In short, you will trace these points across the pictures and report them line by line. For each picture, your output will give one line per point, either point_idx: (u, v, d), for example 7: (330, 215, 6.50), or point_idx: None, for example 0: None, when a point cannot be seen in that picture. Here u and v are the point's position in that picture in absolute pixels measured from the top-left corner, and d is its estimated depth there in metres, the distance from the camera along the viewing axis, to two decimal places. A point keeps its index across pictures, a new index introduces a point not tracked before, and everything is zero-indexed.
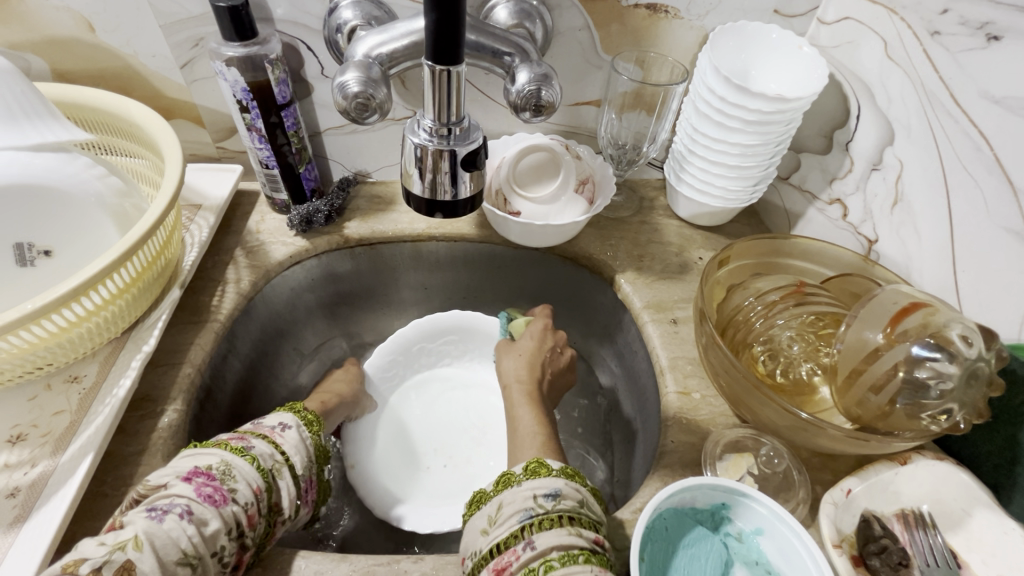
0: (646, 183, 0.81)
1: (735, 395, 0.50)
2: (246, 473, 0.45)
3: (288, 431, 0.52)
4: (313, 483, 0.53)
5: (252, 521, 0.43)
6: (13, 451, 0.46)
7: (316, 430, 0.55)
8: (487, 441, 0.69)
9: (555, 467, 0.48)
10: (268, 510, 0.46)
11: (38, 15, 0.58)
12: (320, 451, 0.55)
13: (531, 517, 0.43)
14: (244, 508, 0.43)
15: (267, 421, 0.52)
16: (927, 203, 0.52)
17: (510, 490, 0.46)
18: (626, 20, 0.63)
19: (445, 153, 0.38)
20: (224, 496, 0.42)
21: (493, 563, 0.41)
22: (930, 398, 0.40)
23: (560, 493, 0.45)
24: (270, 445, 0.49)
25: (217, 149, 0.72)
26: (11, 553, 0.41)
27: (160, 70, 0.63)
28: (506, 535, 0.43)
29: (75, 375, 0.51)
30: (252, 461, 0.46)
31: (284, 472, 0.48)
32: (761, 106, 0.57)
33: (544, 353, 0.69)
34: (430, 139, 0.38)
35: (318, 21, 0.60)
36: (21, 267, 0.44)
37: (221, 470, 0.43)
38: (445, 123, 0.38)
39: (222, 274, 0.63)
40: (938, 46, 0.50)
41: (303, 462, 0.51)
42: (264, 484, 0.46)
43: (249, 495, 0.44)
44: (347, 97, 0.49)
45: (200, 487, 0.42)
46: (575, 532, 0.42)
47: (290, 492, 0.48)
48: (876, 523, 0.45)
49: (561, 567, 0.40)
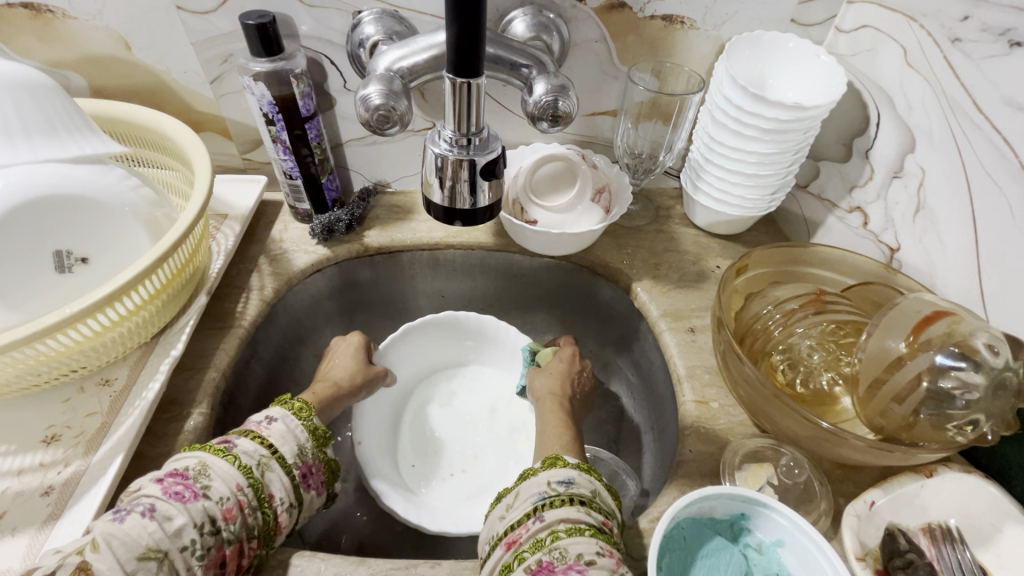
0: (662, 192, 0.81)
1: (754, 405, 0.50)
2: (223, 470, 0.43)
3: (274, 423, 0.50)
4: (317, 467, 0.50)
5: (229, 515, 0.42)
6: (48, 451, 0.48)
7: (307, 416, 0.52)
8: (497, 449, 0.69)
9: (571, 461, 0.50)
10: (257, 502, 0.44)
11: (78, 34, 0.61)
12: (319, 433, 0.52)
13: (543, 498, 0.45)
14: (218, 503, 0.42)
15: (254, 415, 0.51)
16: (951, 210, 0.51)
17: (527, 480, 0.48)
18: (643, 31, 0.64)
19: (465, 162, 0.39)
20: (194, 492, 0.41)
21: (506, 538, 0.44)
22: (956, 409, 0.39)
23: (573, 480, 0.47)
24: (256, 441, 0.47)
25: (243, 160, 0.74)
26: (45, 549, 0.42)
27: (191, 85, 0.66)
28: (518, 515, 0.45)
29: (107, 378, 0.53)
30: (233, 460, 0.44)
31: (272, 466, 0.46)
32: (779, 114, 0.57)
33: (572, 376, 0.68)
34: (450, 149, 0.39)
35: (341, 36, 0.62)
36: (60, 274, 0.45)
37: (195, 469, 0.43)
38: (465, 133, 0.39)
39: (247, 281, 0.65)
40: (959, 53, 0.50)
41: (294, 451, 0.49)
42: (247, 480, 0.44)
43: (227, 490, 0.43)
44: (370, 109, 0.50)
45: (170, 486, 0.41)
46: (583, 511, 0.44)
47: (283, 483, 0.47)
48: (901, 537, 0.44)
49: (567, 537, 0.42)
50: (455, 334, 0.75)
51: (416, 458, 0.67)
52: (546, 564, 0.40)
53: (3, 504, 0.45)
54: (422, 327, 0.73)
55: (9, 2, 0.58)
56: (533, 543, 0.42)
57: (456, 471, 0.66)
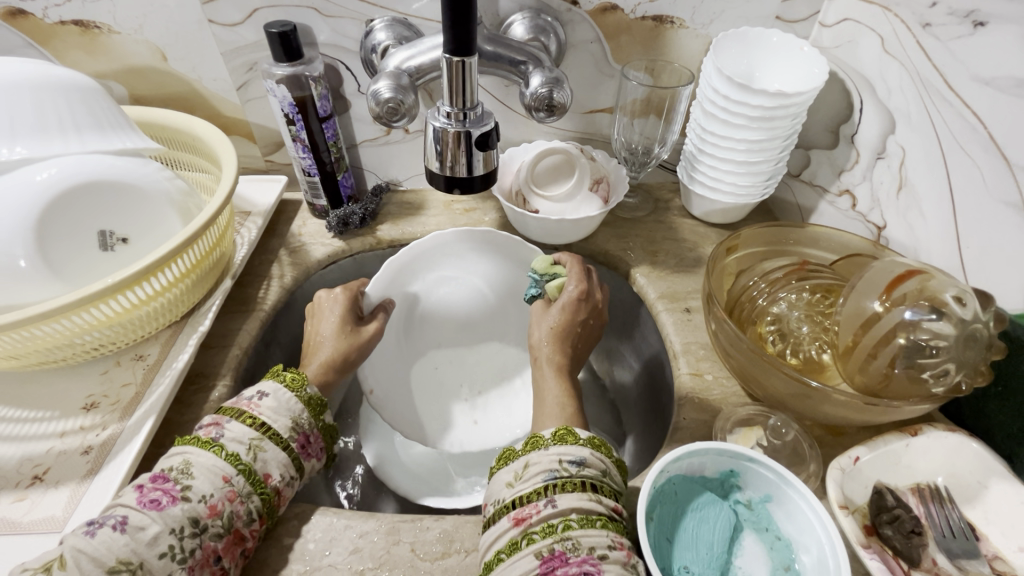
0: (661, 186, 0.84)
1: (745, 371, 0.52)
2: (208, 465, 0.43)
3: (266, 398, 0.48)
4: (316, 435, 0.51)
5: (215, 512, 0.41)
6: (88, 416, 0.52)
7: (301, 386, 0.51)
8: (498, 364, 0.76)
9: (582, 435, 0.47)
10: (253, 485, 0.44)
11: (121, 48, 0.67)
12: (314, 402, 0.51)
13: (555, 478, 0.43)
14: (201, 502, 0.41)
15: (247, 391, 0.50)
16: (930, 185, 0.53)
17: (537, 452, 0.46)
18: (635, 31, 0.68)
19: (461, 134, 0.43)
20: (172, 496, 0.40)
21: (515, 513, 0.42)
22: (928, 359, 0.41)
23: (585, 460, 0.45)
24: (246, 423, 0.46)
25: (265, 162, 0.80)
26: (85, 498, 0.46)
27: (220, 92, 0.72)
28: (529, 491, 0.43)
29: (140, 354, 0.58)
30: (219, 451, 0.44)
31: (265, 446, 0.46)
32: (763, 102, 0.60)
33: (577, 325, 0.60)
34: (449, 123, 0.43)
35: (356, 43, 0.67)
36: (104, 252, 0.50)
37: (176, 470, 0.42)
38: (460, 108, 0.43)
39: (268, 270, 0.70)
40: (930, 37, 0.53)
41: (288, 425, 0.48)
42: (236, 469, 0.43)
43: (212, 486, 0.42)
44: (380, 102, 0.55)
45: (146, 494, 0.40)
46: (595, 498, 0.42)
47: (279, 461, 0.46)
48: (889, 495, 0.45)
49: (580, 528, 0.40)
50: (453, 249, 0.73)
51: (425, 375, 0.73)
52: (559, 554, 0.39)
53: (47, 460, 0.49)
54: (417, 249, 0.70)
55: (61, 19, 0.64)
56: (544, 527, 0.41)
57: (465, 382, 0.74)
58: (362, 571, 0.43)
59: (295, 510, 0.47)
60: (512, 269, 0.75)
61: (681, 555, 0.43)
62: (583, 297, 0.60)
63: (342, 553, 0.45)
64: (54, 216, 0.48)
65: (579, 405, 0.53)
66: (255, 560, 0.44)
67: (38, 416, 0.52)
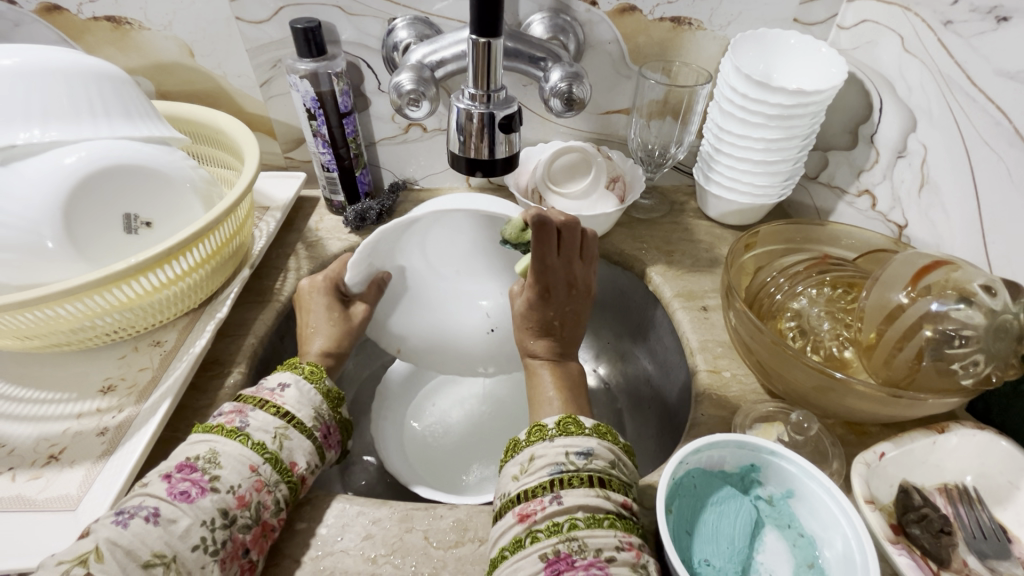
0: (676, 189, 0.84)
1: (764, 364, 0.51)
2: (236, 455, 0.42)
3: (288, 389, 0.49)
4: (335, 427, 0.51)
5: (243, 502, 0.40)
6: (105, 398, 0.53)
7: (320, 379, 0.51)
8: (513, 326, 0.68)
9: (587, 424, 0.46)
10: (281, 475, 0.43)
11: (150, 43, 0.69)
12: (332, 394, 0.52)
13: (561, 472, 0.42)
14: (229, 493, 0.40)
15: (267, 381, 0.50)
16: (953, 182, 0.53)
17: (542, 444, 0.45)
18: (653, 32, 0.69)
19: (485, 115, 0.45)
20: (201, 488, 0.39)
21: (519, 508, 0.41)
22: (955, 349, 0.40)
23: (592, 452, 0.43)
24: (271, 411, 0.46)
25: (285, 158, 0.81)
26: (100, 478, 0.46)
27: (244, 88, 0.73)
28: (534, 485, 0.42)
29: (157, 340, 0.58)
30: (246, 441, 0.43)
31: (290, 435, 0.45)
32: (781, 100, 0.60)
33: (555, 316, 0.57)
34: (473, 104, 0.45)
35: (378, 41, 0.68)
36: (128, 235, 0.52)
37: (204, 459, 0.41)
38: (486, 90, 0.45)
39: (285, 263, 0.70)
40: (952, 35, 0.53)
41: (311, 415, 0.48)
42: (262, 458, 0.43)
43: (239, 476, 0.41)
44: (402, 94, 0.58)
45: (175, 485, 0.39)
46: (602, 495, 0.41)
47: (305, 449, 0.46)
48: (915, 494, 0.44)
49: (586, 528, 0.39)
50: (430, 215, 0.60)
51: (455, 322, 0.70)
52: (564, 556, 0.38)
53: (64, 440, 0.49)
54: (378, 240, 0.59)
55: (94, 15, 0.67)
56: (549, 526, 0.40)
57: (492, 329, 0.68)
58: (375, 558, 0.43)
59: (310, 495, 0.47)
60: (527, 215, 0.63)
61: (701, 547, 0.41)
62: (550, 283, 0.56)
63: (355, 539, 0.44)
64: (82, 197, 0.48)
65: (577, 399, 0.53)
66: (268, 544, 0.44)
67: (56, 398, 0.53)
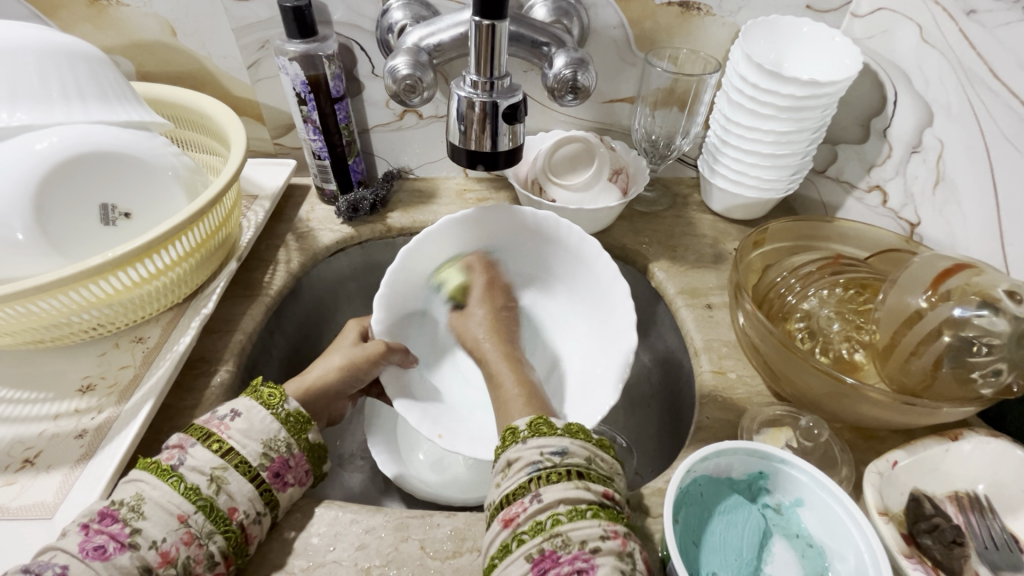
0: (679, 181, 0.82)
1: (773, 365, 0.49)
2: (162, 502, 0.38)
3: (237, 419, 0.44)
4: (297, 458, 0.45)
5: (168, 559, 0.36)
6: (83, 399, 0.50)
7: (276, 404, 0.46)
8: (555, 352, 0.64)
9: (559, 425, 0.45)
10: (216, 523, 0.39)
11: (130, 21, 0.66)
12: (293, 419, 0.46)
13: (538, 470, 0.41)
14: (151, 549, 0.36)
15: (219, 408, 0.45)
16: (972, 180, 0.51)
17: (516, 446, 0.43)
18: (660, 17, 0.66)
19: (488, 104, 0.43)
20: (120, 543, 0.36)
21: (503, 514, 0.39)
22: (978, 357, 0.40)
23: (567, 451, 0.42)
24: (212, 447, 0.41)
25: (274, 145, 0.78)
26: (78, 484, 0.44)
27: (229, 70, 0.70)
28: (514, 488, 0.40)
29: (140, 336, 0.55)
30: (178, 484, 0.39)
31: (229, 478, 0.41)
32: (795, 91, 0.58)
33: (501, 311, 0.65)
34: (475, 92, 0.43)
35: (372, 23, 0.65)
36: (105, 227, 0.48)
37: (127, 506, 0.37)
38: (489, 77, 0.43)
39: (274, 255, 0.68)
40: (974, 25, 0.50)
41: (259, 451, 0.43)
42: (193, 506, 0.39)
43: (165, 528, 0.37)
44: (398, 79, 0.56)
45: (90, 539, 0.35)
46: (581, 487, 0.39)
47: (246, 494, 0.41)
48: (926, 502, 0.43)
49: (569, 522, 0.37)
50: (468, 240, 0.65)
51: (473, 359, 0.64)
52: (549, 553, 0.36)
53: (39, 444, 0.47)
54: (452, 237, 0.64)
55: None
56: (533, 526, 0.38)
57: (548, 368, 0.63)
58: (369, 569, 0.41)
59: (301, 503, 0.45)
60: (598, 246, 0.62)
61: (709, 559, 0.40)
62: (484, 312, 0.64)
63: (347, 549, 0.42)
64: (53, 186, 0.45)
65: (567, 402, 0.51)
66: (257, 554, 0.42)
67: (30, 398, 0.50)
